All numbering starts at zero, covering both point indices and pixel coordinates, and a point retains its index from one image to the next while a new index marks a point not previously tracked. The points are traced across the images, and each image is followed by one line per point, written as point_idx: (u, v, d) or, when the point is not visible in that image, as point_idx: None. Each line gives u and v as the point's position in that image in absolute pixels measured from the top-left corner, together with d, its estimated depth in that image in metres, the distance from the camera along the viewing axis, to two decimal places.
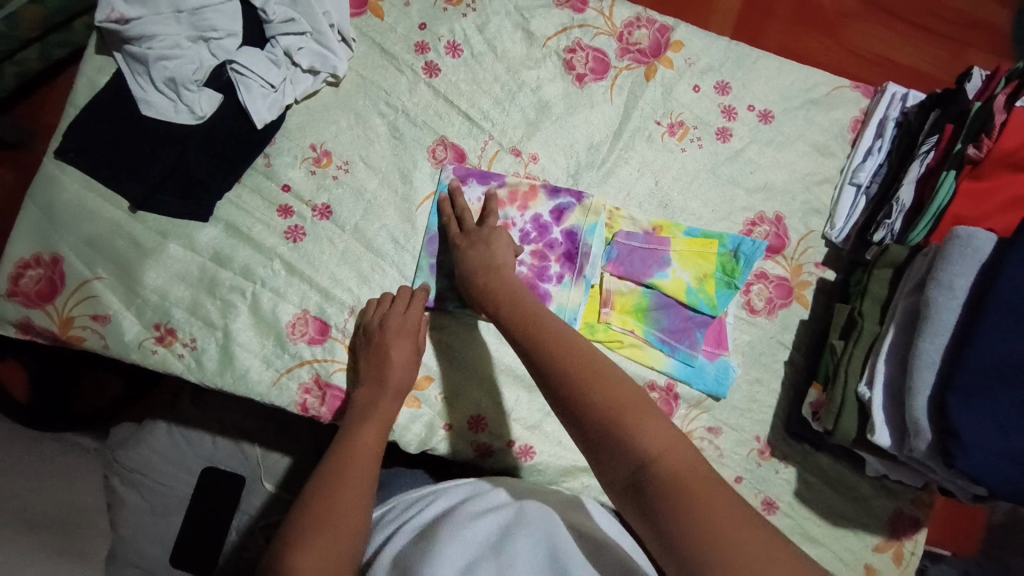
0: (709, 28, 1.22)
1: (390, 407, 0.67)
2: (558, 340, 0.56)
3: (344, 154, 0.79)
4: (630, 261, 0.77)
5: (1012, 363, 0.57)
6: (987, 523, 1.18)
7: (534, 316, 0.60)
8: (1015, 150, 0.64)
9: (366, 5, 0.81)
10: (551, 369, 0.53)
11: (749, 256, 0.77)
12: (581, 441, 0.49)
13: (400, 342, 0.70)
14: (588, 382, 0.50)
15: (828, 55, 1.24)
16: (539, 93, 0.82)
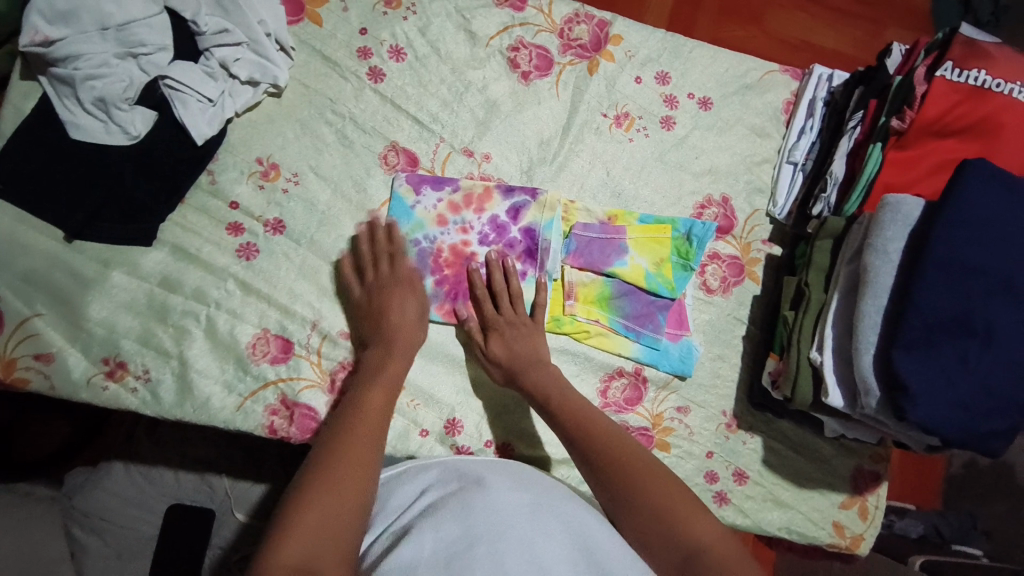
0: (644, 22, 1.26)
1: (400, 364, 0.68)
2: (592, 421, 0.64)
3: (293, 166, 0.77)
4: (590, 252, 0.79)
5: (951, 318, 0.61)
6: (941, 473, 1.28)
7: (565, 393, 0.68)
8: (935, 120, 0.69)
9: (303, 12, 0.79)
10: (591, 450, 0.61)
11: (700, 238, 0.81)
12: (629, 527, 0.57)
13: (408, 304, 0.71)
14: (639, 476, 0.58)
15: (757, 43, 1.31)
16: (486, 92, 0.83)
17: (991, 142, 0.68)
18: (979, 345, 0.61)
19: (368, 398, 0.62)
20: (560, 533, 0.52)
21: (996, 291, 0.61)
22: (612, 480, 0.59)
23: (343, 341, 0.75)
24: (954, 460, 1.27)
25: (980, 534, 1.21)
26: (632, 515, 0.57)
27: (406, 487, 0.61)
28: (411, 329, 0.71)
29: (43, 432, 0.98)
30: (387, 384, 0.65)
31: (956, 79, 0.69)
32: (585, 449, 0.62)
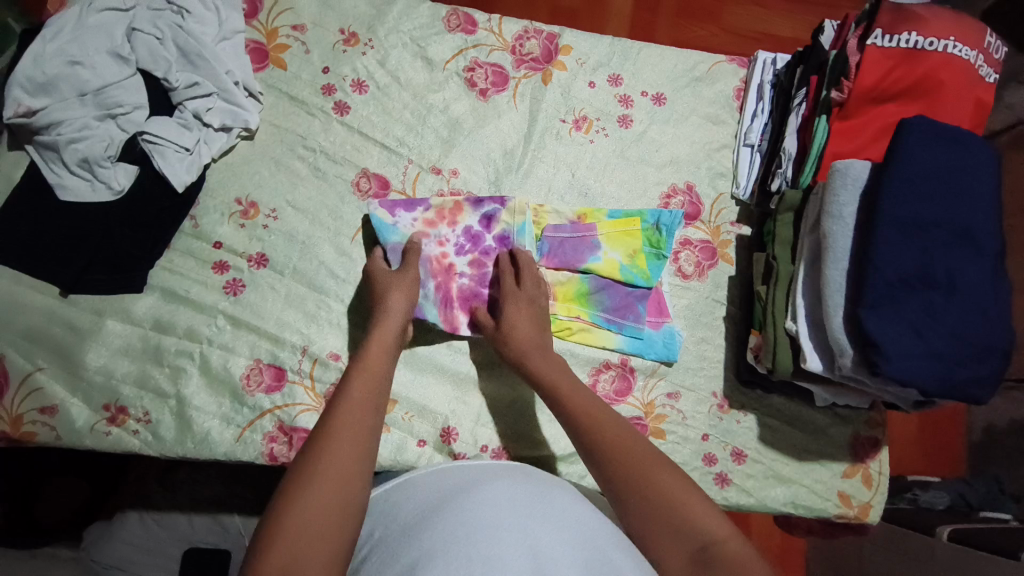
0: (606, 33, 1.32)
1: (376, 365, 0.64)
2: (605, 424, 0.62)
3: (270, 202, 0.80)
4: (559, 251, 0.82)
5: (912, 273, 0.62)
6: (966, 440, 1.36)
7: (573, 391, 0.66)
8: (873, 86, 0.71)
9: (267, 59, 0.84)
10: (596, 444, 0.60)
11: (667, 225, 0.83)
12: (635, 514, 0.56)
13: (398, 294, 0.73)
14: (644, 462, 0.58)
15: (718, 40, 1.35)
16: (448, 112, 0.86)
17: (933, 100, 0.69)
18: (942, 295, 0.62)
19: (345, 405, 0.58)
20: (559, 535, 0.52)
21: (952, 243, 0.63)
22: (619, 475, 0.58)
23: (334, 362, 0.77)
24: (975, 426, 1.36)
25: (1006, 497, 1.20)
26: (640, 515, 0.56)
27: (395, 494, 0.60)
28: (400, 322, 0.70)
29: (62, 488, 0.97)
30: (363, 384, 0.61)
31: (887, 44, 0.71)
32: (595, 451, 0.61)
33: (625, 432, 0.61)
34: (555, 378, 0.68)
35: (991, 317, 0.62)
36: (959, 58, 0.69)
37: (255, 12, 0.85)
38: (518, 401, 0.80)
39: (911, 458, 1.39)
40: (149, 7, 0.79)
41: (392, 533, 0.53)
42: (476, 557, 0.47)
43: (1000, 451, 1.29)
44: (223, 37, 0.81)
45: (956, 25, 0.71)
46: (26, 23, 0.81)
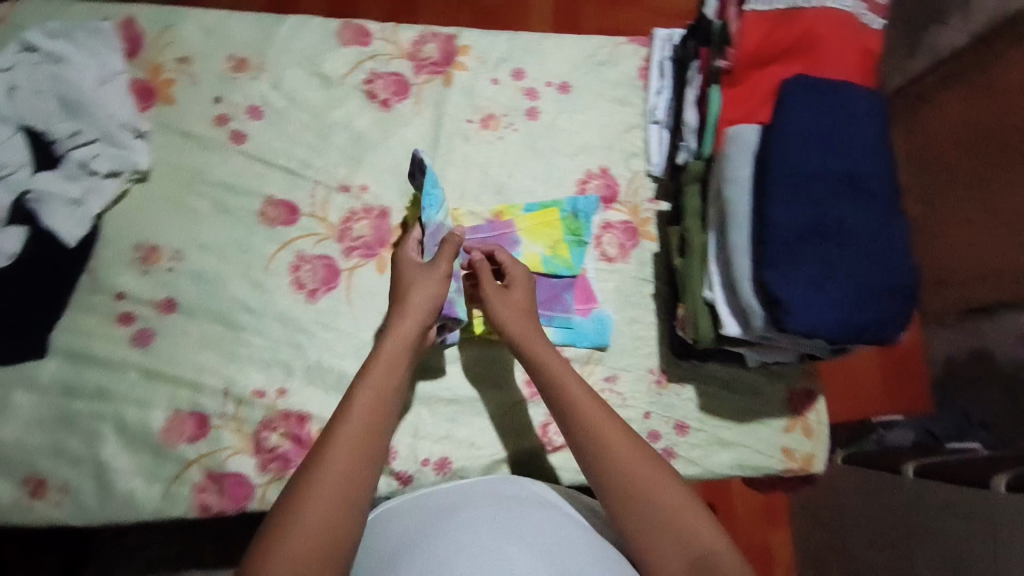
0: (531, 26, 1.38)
1: (371, 398, 0.59)
2: (606, 434, 0.61)
3: (173, 245, 0.78)
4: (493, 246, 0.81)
5: (807, 227, 0.63)
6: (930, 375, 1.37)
7: (583, 396, 0.63)
8: (755, 49, 0.71)
9: (153, 97, 0.81)
10: (607, 457, 0.59)
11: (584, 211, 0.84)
12: (640, 530, 0.57)
13: (422, 283, 0.69)
14: (652, 480, 0.58)
15: (638, 22, 1.41)
16: (351, 128, 0.84)
17: (814, 56, 0.69)
18: (836, 245, 0.63)
19: (332, 455, 0.55)
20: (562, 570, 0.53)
21: (840, 191, 0.64)
22: (629, 491, 0.58)
23: (259, 400, 0.77)
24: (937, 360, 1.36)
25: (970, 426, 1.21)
26: (646, 531, 0.57)
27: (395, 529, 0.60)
28: (419, 324, 0.67)
29: None
30: (359, 426, 0.57)
31: (764, 7, 0.72)
32: (596, 465, 0.60)
33: (628, 446, 0.60)
34: (559, 379, 0.65)
35: (888, 258, 0.64)
36: (837, 11, 0.70)
37: (136, 50, 0.82)
38: (455, 408, 0.80)
39: (876, 399, 1.40)
40: (29, 61, 0.75)
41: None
42: None
43: (959, 381, 1.32)
44: (103, 81, 0.77)
45: None
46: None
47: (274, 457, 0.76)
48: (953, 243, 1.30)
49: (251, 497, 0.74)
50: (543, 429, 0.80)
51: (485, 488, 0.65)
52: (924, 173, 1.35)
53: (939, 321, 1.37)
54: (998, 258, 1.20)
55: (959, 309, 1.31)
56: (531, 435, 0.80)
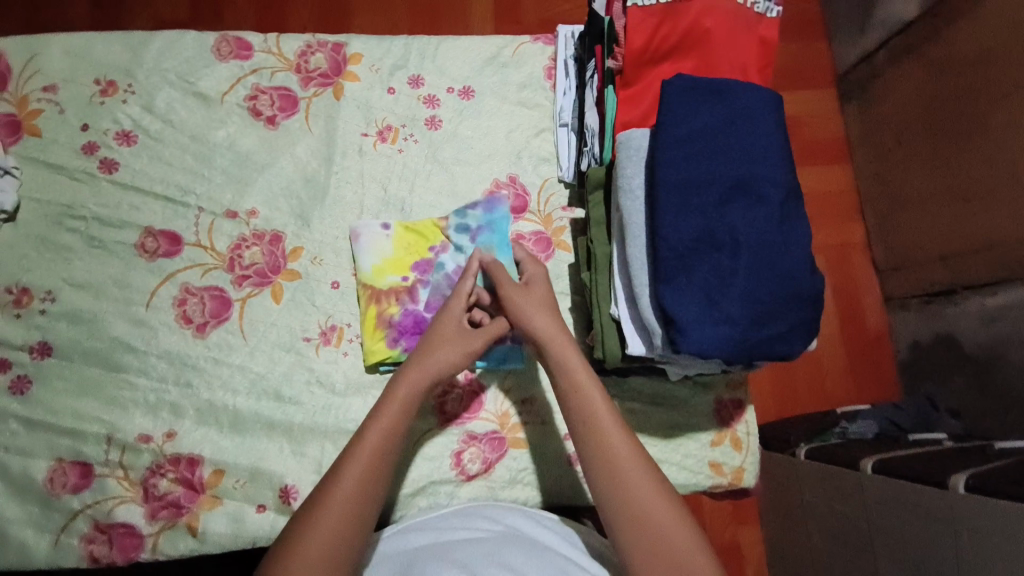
0: (472, 27, 1.32)
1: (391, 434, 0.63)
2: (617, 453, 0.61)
3: (44, 284, 0.73)
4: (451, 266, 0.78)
5: (701, 236, 0.59)
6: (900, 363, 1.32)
7: (612, 418, 0.63)
8: (644, 47, 0.67)
9: (20, 130, 0.76)
10: (620, 480, 0.60)
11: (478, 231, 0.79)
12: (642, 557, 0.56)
13: (449, 333, 0.69)
14: (663, 510, 0.58)
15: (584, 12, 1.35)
16: (235, 148, 0.80)
17: (704, 51, 0.66)
18: (729, 256, 0.59)
19: (344, 482, 0.58)
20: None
21: (730, 197, 0.59)
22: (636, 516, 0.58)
23: (145, 445, 0.71)
24: (904, 344, 1.31)
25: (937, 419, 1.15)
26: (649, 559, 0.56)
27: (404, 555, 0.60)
28: (445, 370, 0.67)
29: None
30: (373, 453, 0.61)
31: (648, 2, 0.67)
32: (610, 487, 0.60)
33: (643, 471, 0.60)
34: (588, 398, 0.64)
35: (787, 266, 0.60)
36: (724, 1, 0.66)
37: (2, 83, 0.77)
38: None
39: (842, 386, 1.32)
40: None
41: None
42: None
43: (927, 368, 1.24)
44: None
45: None
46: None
47: (165, 504, 0.70)
48: (904, 226, 1.26)
49: (142, 547, 0.69)
50: (457, 458, 0.76)
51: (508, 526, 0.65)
52: (880, 154, 1.31)
53: (903, 305, 1.30)
54: (941, 243, 1.16)
55: (919, 292, 1.25)
56: (443, 467, 0.76)
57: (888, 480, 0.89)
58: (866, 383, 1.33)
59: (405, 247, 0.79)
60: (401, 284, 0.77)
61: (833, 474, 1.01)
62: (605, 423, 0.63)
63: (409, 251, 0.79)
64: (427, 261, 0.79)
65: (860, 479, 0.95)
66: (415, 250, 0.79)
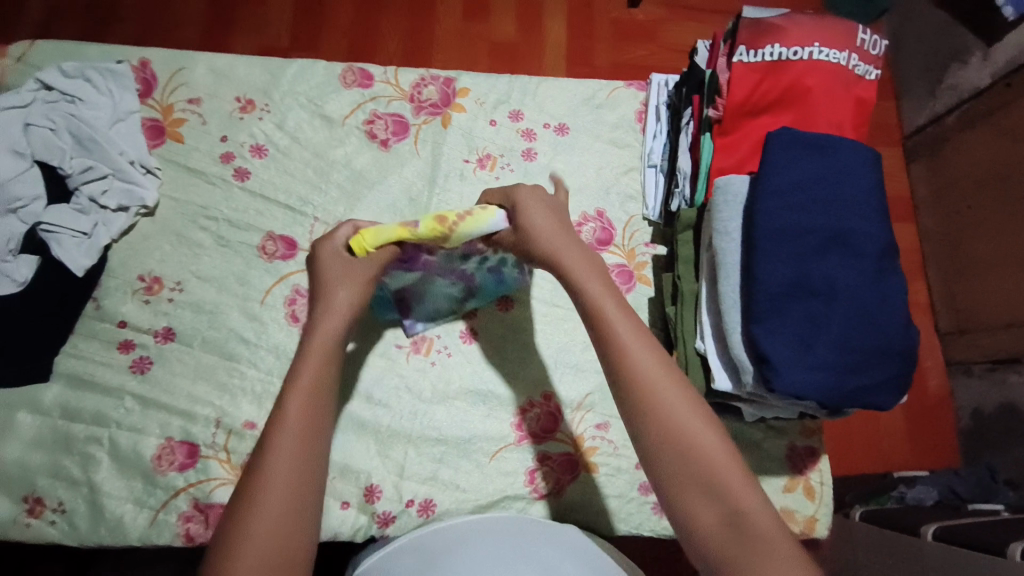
0: (545, 62, 1.39)
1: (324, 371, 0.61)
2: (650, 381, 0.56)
3: (175, 276, 0.81)
4: (454, 267, 0.78)
5: (797, 282, 0.61)
6: (958, 430, 1.28)
7: (626, 334, 0.59)
8: (745, 100, 0.71)
9: (163, 135, 0.85)
10: (643, 397, 0.56)
11: (493, 269, 0.80)
12: (675, 480, 0.53)
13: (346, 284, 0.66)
14: (694, 429, 0.54)
15: (656, 59, 1.42)
16: (351, 166, 0.87)
17: (803, 107, 0.70)
18: (823, 303, 0.61)
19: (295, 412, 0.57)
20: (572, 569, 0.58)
21: (826, 248, 0.62)
22: (666, 437, 0.54)
23: (249, 432, 0.76)
24: (965, 411, 1.27)
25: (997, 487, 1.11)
26: (684, 479, 0.53)
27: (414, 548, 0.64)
28: (348, 309, 0.65)
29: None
30: (312, 379, 0.60)
31: (752, 59, 0.72)
32: (632, 405, 0.56)
33: (672, 387, 0.56)
34: (597, 309, 0.61)
35: (881, 319, 0.62)
36: (826, 62, 0.70)
37: (150, 91, 0.87)
38: (442, 449, 0.79)
39: (898, 448, 1.28)
40: (45, 100, 0.80)
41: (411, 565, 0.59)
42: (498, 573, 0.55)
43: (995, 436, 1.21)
44: (116, 119, 0.83)
45: (818, 29, 0.71)
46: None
47: None
48: (975, 289, 1.23)
49: None
50: (531, 476, 0.79)
51: (501, 517, 0.69)
52: (949, 215, 1.29)
53: (966, 370, 1.27)
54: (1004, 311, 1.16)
55: (985, 358, 1.21)
56: (518, 483, 0.78)
57: (946, 547, 0.86)
58: (929, 451, 1.28)
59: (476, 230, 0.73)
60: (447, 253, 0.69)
61: (889, 537, 0.99)
62: (616, 326, 0.59)
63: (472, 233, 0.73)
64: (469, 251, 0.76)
65: (918, 545, 0.92)
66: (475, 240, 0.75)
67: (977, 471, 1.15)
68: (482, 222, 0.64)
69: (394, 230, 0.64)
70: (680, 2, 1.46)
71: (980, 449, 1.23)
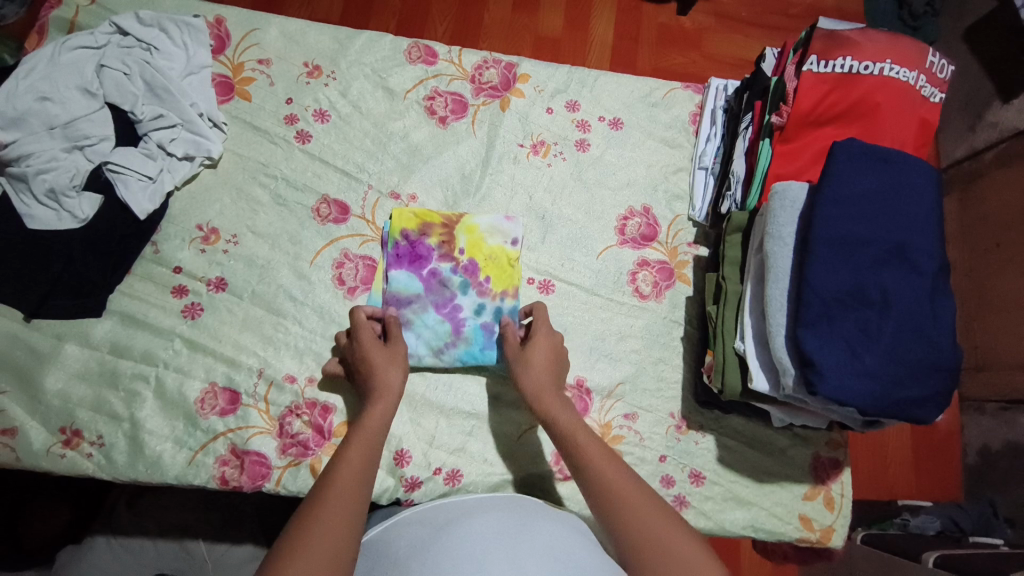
0: (589, 60, 1.39)
1: (363, 453, 0.62)
2: (656, 531, 0.56)
3: (231, 229, 0.83)
4: (451, 295, 0.81)
5: (848, 291, 0.63)
6: (964, 464, 1.28)
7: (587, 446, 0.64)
8: (810, 110, 0.73)
9: (232, 92, 0.88)
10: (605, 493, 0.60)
11: (484, 325, 0.81)
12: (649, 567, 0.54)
13: (386, 358, 0.71)
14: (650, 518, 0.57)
15: (697, 67, 1.43)
16: (408, 139, 0.89)
17: (870, 122, 0.71)
18: (877, 314, 0.63)
19: (341, 467, 0.59)
20: (588, 554, 0.57)
21: (883, 260, 0.64)
22: (628, 525, 0.57)
23: (289, 385, 0.78)
24: (972, 446, 1.27)
25: (996, 523, 1.10)
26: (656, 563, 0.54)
27: (420, 524, 0.62)
28: (398, 385, 0.69)
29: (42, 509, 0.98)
30: (361, 443, 0.63)
31: (822, 70, 0.73)
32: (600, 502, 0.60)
33: (631, 486, 0.60)
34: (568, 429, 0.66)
35: (929, 335, 0.63)
36: (896, 79, 0.71)
37: (222, 48, 0.89)
38: (473, 423, 0.80)
39: (907, 477, 1.28)
40: (119, 44, 0.83)
41: (423, 540, 0.58)
42: (518, 555, 0.53)
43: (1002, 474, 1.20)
44: (189, 72, 0.85)
45: (891, 46, 0.73)
46: (17, 60, 0.86)
47: (295, 443, 0.76)
48: (995, 330, 1.19)
49: (268, 478, 0.75)
50: (558, 456, 0.80)
51: (493, 497, 0.67)
52: (975, 251, 1.24)
53: (978, 408, 1.26)
54: None
55: (998, 397, 1.19)
56: (543, 462, 0.80)
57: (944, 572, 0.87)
58: (934, 484, 1.27)
59: (490, 252, 0.83)
60: (457, 248, 0.83)
61: (890, 560, 0.99)
62: (581, 433, 0.66)
63: (486, 253, 0.83)
64: (478, 276, 0.82)
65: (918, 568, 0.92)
66: (488, 265, 0.83)
67: (978, 506, 1.16)
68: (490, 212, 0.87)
69: (420, 209, 0.85)
70: (730, 15, 1.47)
71: (981, 484, 1.23)
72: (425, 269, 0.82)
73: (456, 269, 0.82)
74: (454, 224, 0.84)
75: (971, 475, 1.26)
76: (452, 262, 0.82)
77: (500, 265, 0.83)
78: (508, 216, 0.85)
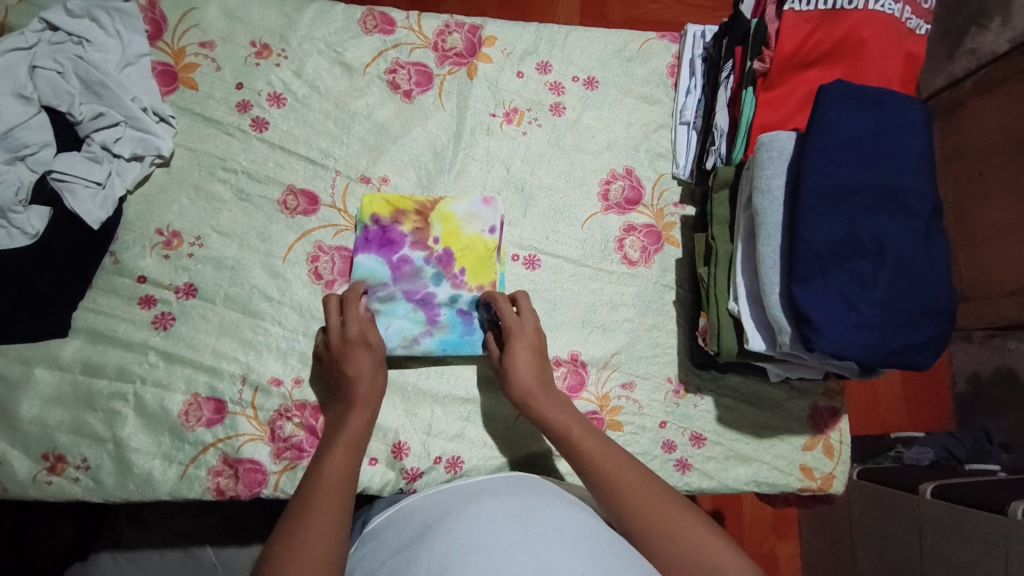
0: (558, 16, 1.32)
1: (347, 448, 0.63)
2: (637, 487, 0.59)
3: (194, 230, 0.78)
4: (424, 286, 0.78)
5: (840, 242, 0.61)
6: (954, 395, 1.31)
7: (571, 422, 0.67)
8: (793, 53, 0.70)
9: (176, 81, 0.81)
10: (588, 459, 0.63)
11: (461, 313, 0.78)
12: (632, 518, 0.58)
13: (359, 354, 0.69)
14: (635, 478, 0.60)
15: (671, 13, 1.36)
16: (372, 118, 0.84)
17: (856, 61, 0.68)
18: (871, 263, 0.61)
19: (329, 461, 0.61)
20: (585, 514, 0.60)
21: (877, 207, 0.62)
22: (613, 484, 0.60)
23: (276, 388, 0.75)
24: (962, 377, 1.29)
25: (991, 450, 1.14)
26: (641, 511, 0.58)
27: (420, 505, 0.63)
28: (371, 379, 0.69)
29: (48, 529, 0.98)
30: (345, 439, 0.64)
31: (804, 8, 0.69)
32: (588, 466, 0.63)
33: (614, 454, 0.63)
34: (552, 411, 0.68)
35: (925, 280, 0.62)
36: (882, 13, 0.67)
37: (159, 33, 0.82)
38: (469, 407, 0.79)
39: (897, 414, 1.31)
40: (50, 41, 0.75)
41: (423, 515, 0.60)
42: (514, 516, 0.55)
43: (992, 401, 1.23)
44: (126, 62, 0.78)
45: None
46: None
47: (290, 446, 0.74)
48: (980, 263, 1.19)
49: (265, 484, 0.73)
50: None
51: (493, 476, 0.67)
52: (959, 184, 1.22)
53: (966, 339, 1.27)
54: (1006, 280, 1.14)
55: (986, 326, 1.20)
56: (543, 440, 0.79)
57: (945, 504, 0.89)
58: (925, 418, 1.30)
59: (466, 240, 0.79)
60: (431, 236, 0.79)
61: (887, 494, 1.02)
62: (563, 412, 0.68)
63: (461, 241, 0.79)
64: (453, 266, 0.79)
65: (917, 502, 0.95)
66: (465, 255, 0.79)
67: (975, 434, 1.19)
68: (462, 196, 0.81)
69: (393, 193, 0.80)
70: None
71: (973, 415, 1.26)
72: (397, 256, 0.78)
73: (429, 257, 0.79)
74: (427, 210, 0.80)
75: (962, 405, 1.28)
76: (426, 251, 0.79)
77: (476, 253, 0.79)
78: (486, 200, 0.81)
